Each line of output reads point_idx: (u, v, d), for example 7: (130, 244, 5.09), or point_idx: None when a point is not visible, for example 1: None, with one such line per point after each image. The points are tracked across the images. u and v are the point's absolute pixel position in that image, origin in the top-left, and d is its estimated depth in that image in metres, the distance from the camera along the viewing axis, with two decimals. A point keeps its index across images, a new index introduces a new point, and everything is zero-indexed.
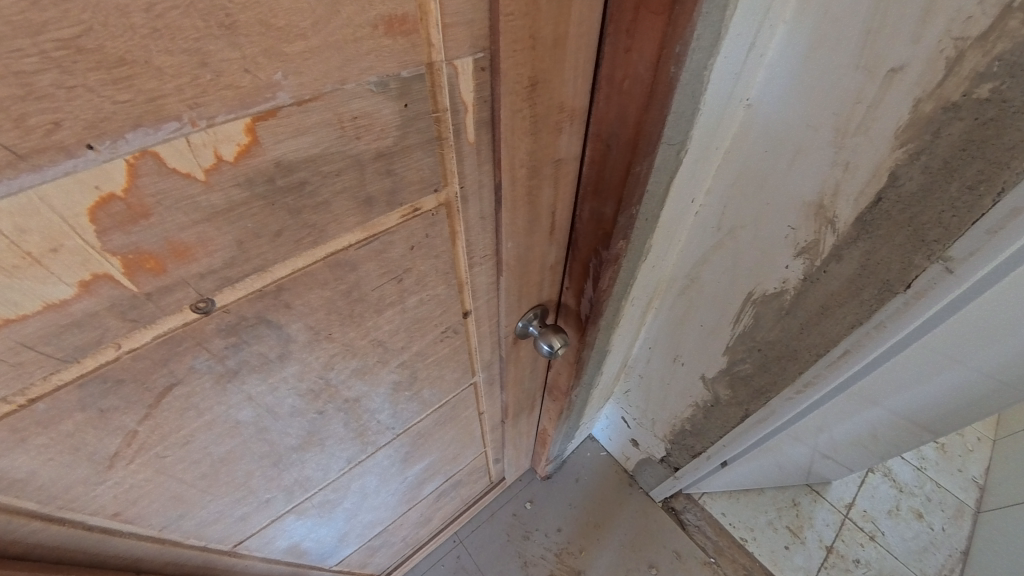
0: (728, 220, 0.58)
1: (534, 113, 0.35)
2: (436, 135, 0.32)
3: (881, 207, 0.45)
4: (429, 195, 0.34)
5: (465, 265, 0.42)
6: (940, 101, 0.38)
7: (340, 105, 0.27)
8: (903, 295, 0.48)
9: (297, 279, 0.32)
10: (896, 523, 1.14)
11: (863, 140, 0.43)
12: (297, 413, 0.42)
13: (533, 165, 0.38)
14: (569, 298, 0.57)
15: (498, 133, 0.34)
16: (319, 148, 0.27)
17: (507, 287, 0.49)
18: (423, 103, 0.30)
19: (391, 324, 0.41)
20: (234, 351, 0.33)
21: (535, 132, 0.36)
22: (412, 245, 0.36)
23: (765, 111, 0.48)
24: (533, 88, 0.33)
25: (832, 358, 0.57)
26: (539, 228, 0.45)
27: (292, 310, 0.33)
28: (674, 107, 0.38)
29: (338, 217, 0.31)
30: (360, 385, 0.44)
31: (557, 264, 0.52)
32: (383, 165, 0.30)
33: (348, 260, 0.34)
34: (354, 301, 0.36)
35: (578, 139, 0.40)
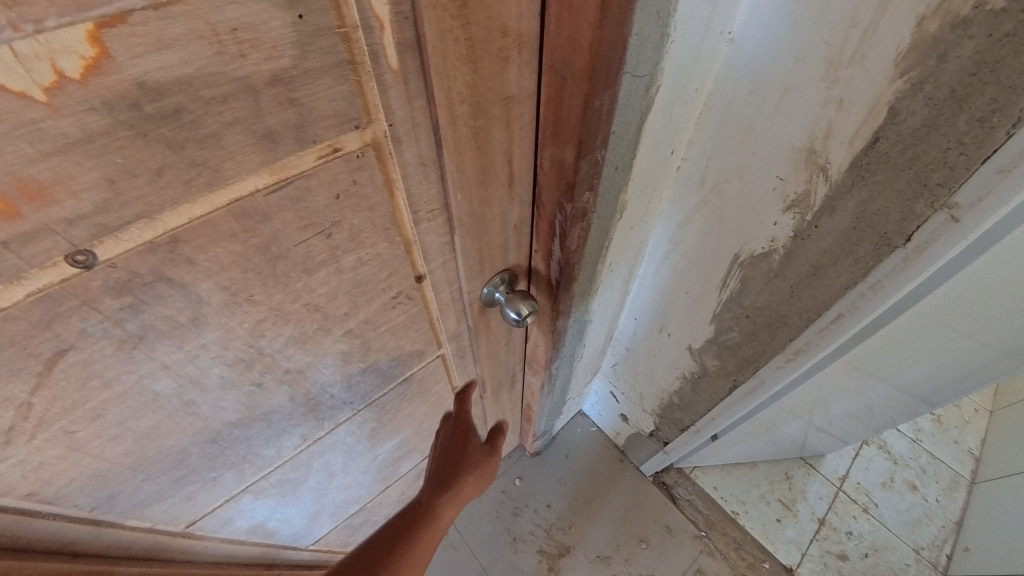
0: (711, 175, 0.53)
1: (469, 35, 0.30)
2: (346, 58, 0.27)
3: (877, 149, 0.40)
4: (349, 133, 0.30)
5: (409, 220, 0.39)
6: (948, 17, 0.32)
7: (211, 11, 0.22)
8: (903, 250, 0.43)
9: (198, 230, 0.29)
10: (890, 495, 1.11)
11: (858, 71, 0.38)
12: (229, 385, 0.39)
13: (476, 102, 0.34)
14: (539, 262, 0.53)
15: (426, 58, 0.29)
16: (193, 67, 0.23)
17: (465, 247, 0.45)
18: (323, 16, 0.25)
19: (327, 287, 0.38)
20: (133, 313, 0.30)
21: (473, 61, 0.31)
22: (338, 193, 0.33)
23: (749, 46, 0.43)
24: (464, 3, 0.28)
25: (824, 324, 0.52)
26: (495, 179, 0.41)
27: (196, 267, 0.30)
28: (633, 28, 0.33)
29: (235, 154, 0.27)
30: (299, 356, 0.41)
31: (522, 223, 0.48)
32: (282, 92, 0.26)
33: (259, 209, 0.30)
34: (274, 259, 0.33)
35: (530, 72, 0.35)
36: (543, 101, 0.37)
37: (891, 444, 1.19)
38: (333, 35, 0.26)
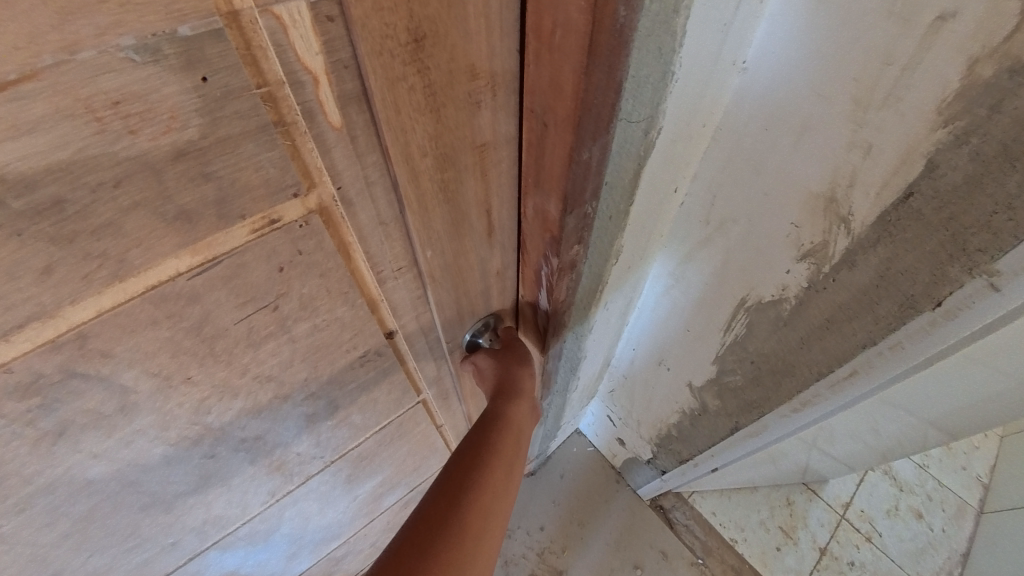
0: (717, 213, 0.48)
1: (429, 81, 0.25)
2: (272, 119, 0.22)
3: (910, 205, 0.35)
4: (287, 201, 0.26)
5: (373, 280, 0.34)
6: (1005, 61, 0.27)
7: (80, 83, 0.17)
8: (930, 314, 0.38)
9: (111, 321, 0.25)
10: (894, 523, 1.08)
11: (890, 116, 0.32)
12: (176, 461, 0.35)
13: (442, 154, 0.29)
14: (522, 304, 0.48)
15: (376, 112, 0.24)
16: (67, 151, 0.18)
17: (442, 302, 0.40)
18: (235, 76, 0.20)
19: (278, 357, 0.34)
20: (46, 411, 0.26)
21: (436, 110, 0.26)
22: (280, 264, 0.28)
23: (762, 79, 0.37)
24: (419, 45, 0.23)
25: (836, 379, 0.48)
26: (471, 230, 0.36)
27: (114, 358, 0.26)
28: (629, 70, 0.28)
29: (143, 240, 0.23)
30: (255, 423, 0.37)
31: (504, 269, 0.43)
32: (192, 166, 0.22)
33: (182, 292, 0.26)
34: (210, 339, 0.29)
35: (507, 114, 0.30)
36: (520, 146, 0.32)
37: (903, 471, 1.14)
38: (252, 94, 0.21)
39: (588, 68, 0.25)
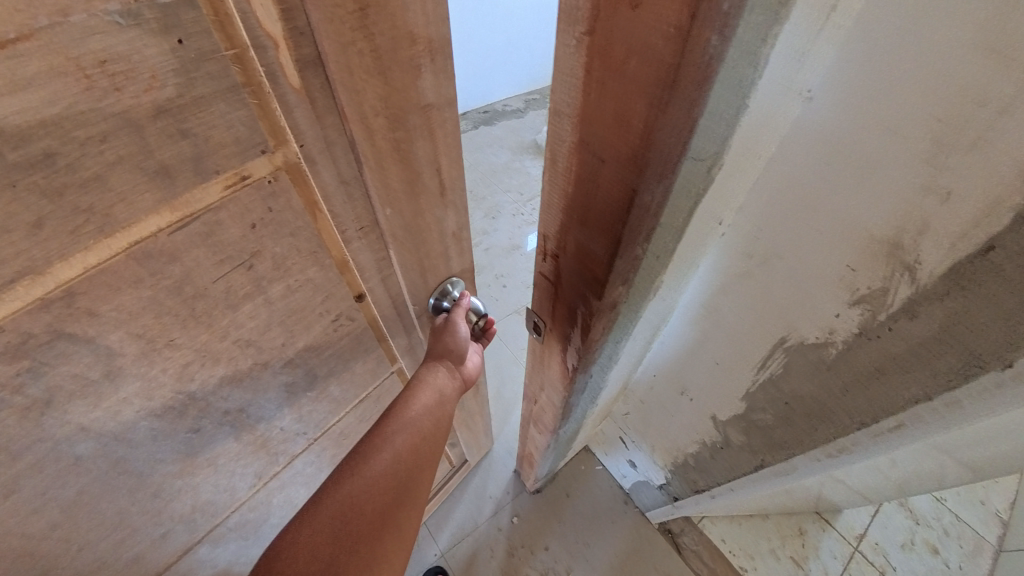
0: (762, 246, 0.44)
1: (373, 46, 0.27)
2: (242, 81, 0.24)
3: (987, 260, 0.31)
4: (256, 159, 0.27)
5: (338, 241, 0.36)
6: None
7: (70, 46, 0.18)
8: (998, 375, 0.34)
9: (98, 279, 0.25)
10: (909, 558, 1.02)
11: (971, 163, 0.29)
12: (163, 436, 0.34)
13: (392, 115, 0.32)
14: (547, 312, 0.49)
15: (332, 72, 0.27)
16: (61, 107, 0.19)
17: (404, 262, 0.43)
18: (207, 38, 0.22)
19: (256, 321, 0.34)
20: (33, 377, 0.25)
21: (383, 71, 0.29)
22: (253, 221, 0.29)
23: (824, 112, 0.34)
24: (364, 13, 0.26)
25: (880, 430, 0.44)
26: (425, 189, 0.39)
27: (101, 318, 0.26)
28: (708, 108, 0.25)
29: (125, 196, 0.23)
30: (238, 394, 0.38)
31: (460, 230, 0.47)
32: (169, 124, 0.23)
33: (163, 250, 0.26)
34: (192, 299, 0.29)
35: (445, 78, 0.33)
36: (579, 170, 0.33)
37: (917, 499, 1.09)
38: (221, 57, 0.23)
39: (668, 98, 0.25)
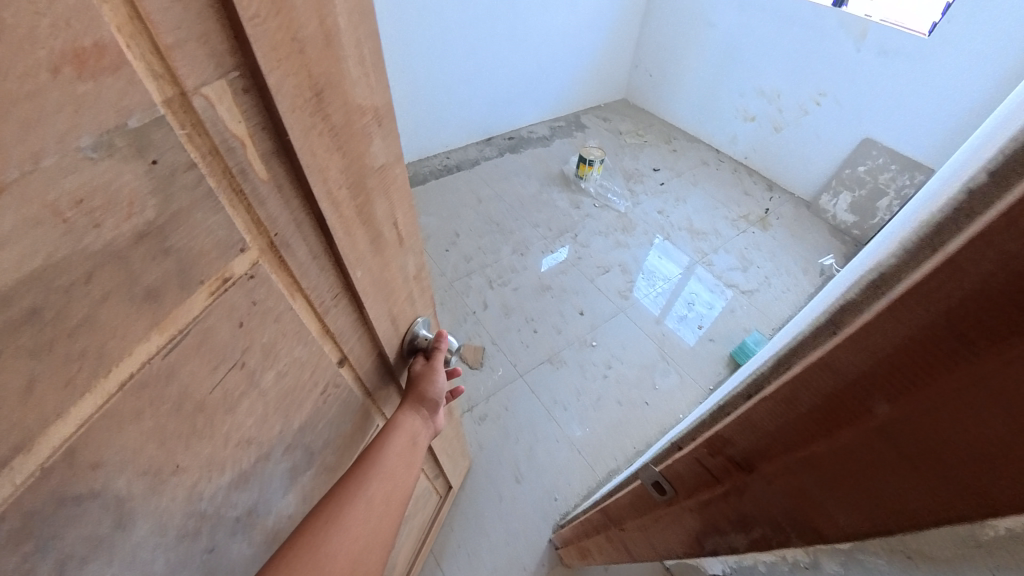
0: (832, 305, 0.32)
1: (330, 124, 0.30)
2: (214, 185, 0.25)
3: None
4: (236, 258, 0.29)
5: (316, 316, 0.38)
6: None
7: (48, 189, 0.19)
8: None
9: (99, 425, 0.24)
10: None
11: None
12: (178, 567, 0.32)
13: (354, 182, 0.35)
14: (716, 465, 0.39)
15: (299, 163, 0.29)
16: (39, 260, 0.19)
17: (379, 316, 0.46)
18: (176, 153, 0.23)
19: (254, 416, 0.35)
20: (41, 553, 0.23)
21: (341, 147, 0.32)
22: (240, 319, 0.31)
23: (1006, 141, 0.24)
24: (319, 98, 0.28)
25: None
26: (387, 242, 0.42)
27: (105, 466, 0.25)
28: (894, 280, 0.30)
29: (118, 328, 0.23)
30: (245, 495, 0.37)
31: (418, 272, 0.51)
32: (153, 244, 0.24)
33: (158, 373, 0.27)
34: (193, 414, 0.30)
35: (389, 141, 0.37)
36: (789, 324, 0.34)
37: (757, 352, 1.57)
38: (193, 165, 0.24)
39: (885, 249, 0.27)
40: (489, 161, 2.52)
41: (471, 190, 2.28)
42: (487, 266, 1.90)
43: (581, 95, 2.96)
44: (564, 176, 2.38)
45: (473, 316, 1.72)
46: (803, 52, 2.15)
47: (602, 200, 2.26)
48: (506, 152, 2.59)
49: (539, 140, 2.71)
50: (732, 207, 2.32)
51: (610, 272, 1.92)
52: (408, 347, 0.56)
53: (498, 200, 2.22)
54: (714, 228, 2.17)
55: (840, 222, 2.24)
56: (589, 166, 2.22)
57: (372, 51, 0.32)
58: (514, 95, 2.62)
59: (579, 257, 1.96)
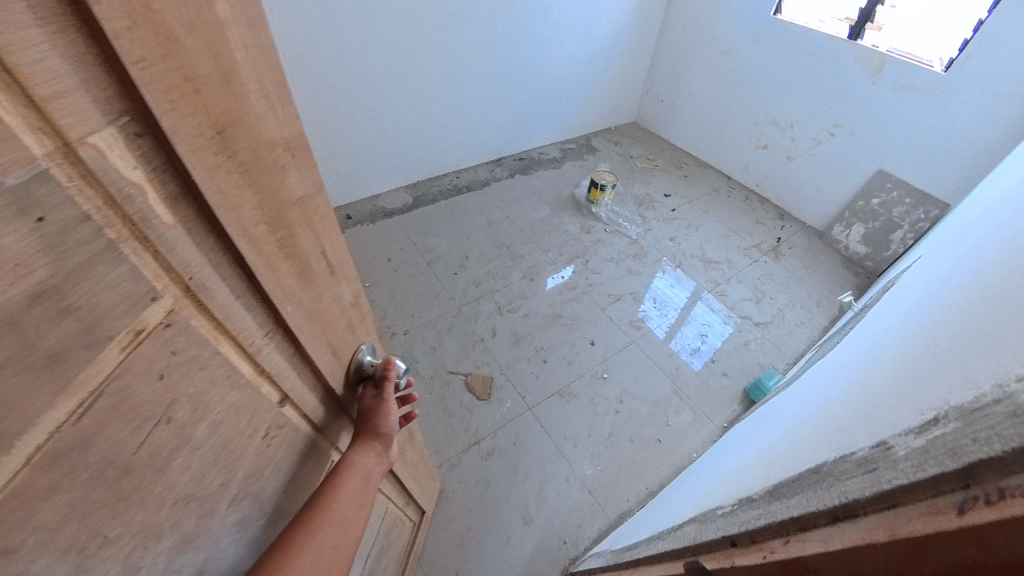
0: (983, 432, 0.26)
1: (239, 162, 0.31)
2: (116, 236, 0.25)
3: None
4: (149, 308, 0.28)
5: (248, 356, 0.39)
6: None
7: None
8: None
9: (4, 508, 0.22)
10: None
11: None
12: None
13: (271, 218, 0.36)
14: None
15: (205, 202, 0.30)
16: None
17: (318, 346, 0.47)
18: (65, 208, 0.22)
19: (191, 471, 0.34)
20: None
21: (254, 183, 0.33)
22: (160, 372, 0.30)
23: None
24: (223, 136, 0.30)
25: None
26: (317, 275, 0.44)
27: (20, 552, 0.23)
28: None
29: (17, 400, 0.22)
30: (194, 558, 0.36)
31: (357, 299, 0.53)
32: (48, 306, 0.22)
33: (74, 440, 0.25)
34: (121, 477, 0.28)
35: (304, 172, 0.39)
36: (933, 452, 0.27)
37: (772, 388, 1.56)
38: (88, 219, 0.23)
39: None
40: (499, 182, 2.53)
41: (481, 212, 2.29)
42: (498, 290, 1.89)
43: (593, 120, 3.01)
44: (576, 199, 2.37)
45: (480, 343, 1.71)
46: (823, 91, 2.18)
47: (613, 225, 2.23)
48: (516, 173, 2.60)
49: (549, 161, 2.72)
50: (744, 235, 2.32)
51: (622, 300, 1.89)
52: (357, 376, 0.57)
53: (509, 222, 2.23)
54: (727, 258, 2.17)
55: (853, 253, 2.30)
56: (601, 191, 2.20)
57: (276, 84, 0.34)
58: (525, 117, 2.67)
59: (590, 284, 1.93)
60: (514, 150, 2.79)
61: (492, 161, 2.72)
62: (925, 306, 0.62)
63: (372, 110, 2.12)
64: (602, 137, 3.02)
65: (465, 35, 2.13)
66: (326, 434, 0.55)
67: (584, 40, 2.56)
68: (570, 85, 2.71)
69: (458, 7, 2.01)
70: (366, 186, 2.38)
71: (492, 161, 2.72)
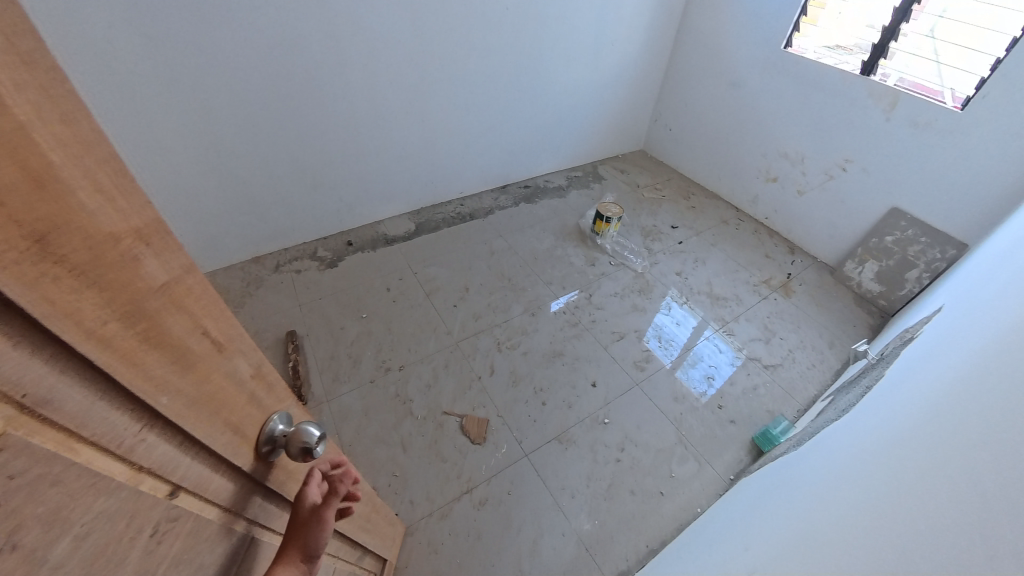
0: None
1: (72, 262, 0.26)
2: None
3: None
4: None
5: (116, 457, 0.31)
6: None
7: None
8: None
9: None
10: None
11: None
12: None
13: (125, 311, 0.30)
14: None
15: (26, 311, 0.23)
16: None
17: (212, 430, 0.40)
18: None
19: None
20: None
21: (96, 281, 0.27)
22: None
23: None
24: (44, 240, 0.24)
25: None
26: (198, 356, 0.37)
27: None
28: None
29: None
30: None
31: (258, 369, 0.47)
32: None
33: None
34: None
35: (159, 255, 0.32)
36: None
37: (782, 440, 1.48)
38: None
39: None
40: (503, 210, 2.49)
41: (484, 241, 2.25)
42: (497, 325, 1.83)
43: (600, 148, 2.99)
44: (581, 230, 2.33)
45: (478, 382, 1.64)
46: (834, 125, 2.14)
47: (619, 257, 2.19)
48: (520, 201, 2.57)
49: (555, 190, 2.68)
50: (753, 270, 2.25)
51: (626, 339, 1.83)
52: (274, 446, 0.50)
53: (512, 252, 2.18)
54: (736, 294, 2.10)
55: (865, 290, 2.22)
56: (606, 223, 2.17)
57: (113, 175, 0.29)
58: (532, 145, 2.65)
59: (593, 320, 1.88)
60: (521, 178, 2.76)
61: (497, 189, 2.69)
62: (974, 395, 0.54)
63: (377, 136, 2.12)
64: (609, 166, 2.99)
65: (471, 64, 2.13)
66: (242, 514, 0.47)
67: (592, 69, 2.55)
68: (577, 114, 2.70)
69: (464, 37, 2.02)
70: (369, 212, 2.37)
71: (497, 188, 2.69)
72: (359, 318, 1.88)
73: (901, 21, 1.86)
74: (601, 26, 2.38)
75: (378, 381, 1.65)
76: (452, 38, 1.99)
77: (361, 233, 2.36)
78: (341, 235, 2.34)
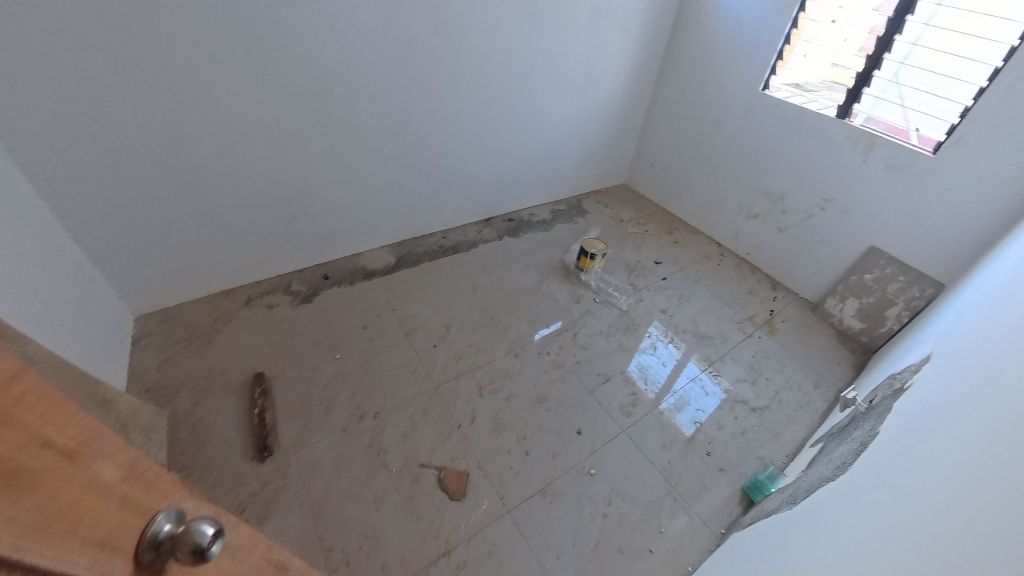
0: None
1: None
2: None
3: None
4: None
5: None
6: None
7: None
8: None
9: None
10: None
11: None
12: None
13: None
14: None
15: None
16: None
17: (67, 562, 0.27)
18: None
19: None
20: None
21: None
22: None
23: None
24: None
25: None
26: (35, 474, 0.26)
27: None
28: None
29: None
30: None
31: (135, 468, 0.35)
32: None
33: None
34: None
35: None
36: None
37: (774, 491, 1.43)
38: None
39: None
40: (486, 243, 2.44)
41: (467, 275, 2.19)
42: (479, 367, 1.76)
43: (584, 181, 2.99)
44: (565, 265, 2.30)
45: (458, 431, 1.56)
46: (813, 165, 2.17)
47: (604, 294, 2.16)
48: (504, 234, 2.53)
49: (539, 223, 2.66)
50: (737, 307, 2.25)
51: (612, 381, 1.78)
52: (163, 553, 0.35)
53: (495, 288, 2.12)
54: (721, 333, 2.08)
55: (847, 327, 2.23)
56: (591, 259, 2.14)
57: None
58: (517, 178, 2.63)
59: (578, 362, 1.82)
60: (505, 210, 2.73)
61: (481, 222, 2.65)
62: (991, 474, 0.50)
63: (359, 169, 2.07)
64: (593, 199, 2.99)
65: (457, 98, 2.12)
66: None
67: (577, 105, 2.57)
68: (562, 149, 2.71)
69: (450, 72, 2.01)
70: (347, 244, 2.30)
71: (481, 221, 2.65)
72: (333, 359, 1.78)
73: (873, 69, 1.91)
74: (586, 63, 2.41)
75: (352, 430, 1.54)
76: (437, 73, 1.98)
77: (338, 266, 2.27)
78: (317, 268, 2.25)
